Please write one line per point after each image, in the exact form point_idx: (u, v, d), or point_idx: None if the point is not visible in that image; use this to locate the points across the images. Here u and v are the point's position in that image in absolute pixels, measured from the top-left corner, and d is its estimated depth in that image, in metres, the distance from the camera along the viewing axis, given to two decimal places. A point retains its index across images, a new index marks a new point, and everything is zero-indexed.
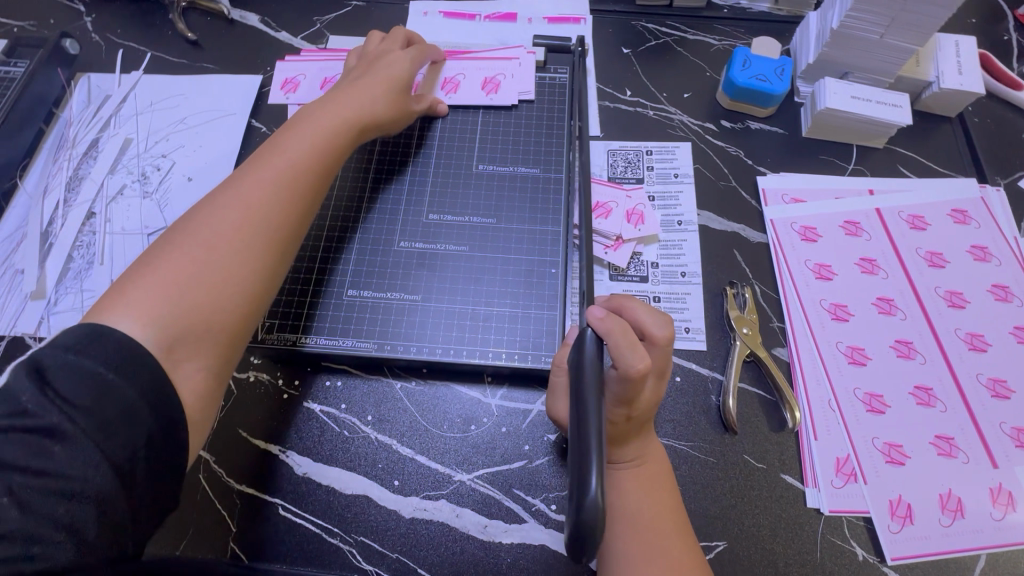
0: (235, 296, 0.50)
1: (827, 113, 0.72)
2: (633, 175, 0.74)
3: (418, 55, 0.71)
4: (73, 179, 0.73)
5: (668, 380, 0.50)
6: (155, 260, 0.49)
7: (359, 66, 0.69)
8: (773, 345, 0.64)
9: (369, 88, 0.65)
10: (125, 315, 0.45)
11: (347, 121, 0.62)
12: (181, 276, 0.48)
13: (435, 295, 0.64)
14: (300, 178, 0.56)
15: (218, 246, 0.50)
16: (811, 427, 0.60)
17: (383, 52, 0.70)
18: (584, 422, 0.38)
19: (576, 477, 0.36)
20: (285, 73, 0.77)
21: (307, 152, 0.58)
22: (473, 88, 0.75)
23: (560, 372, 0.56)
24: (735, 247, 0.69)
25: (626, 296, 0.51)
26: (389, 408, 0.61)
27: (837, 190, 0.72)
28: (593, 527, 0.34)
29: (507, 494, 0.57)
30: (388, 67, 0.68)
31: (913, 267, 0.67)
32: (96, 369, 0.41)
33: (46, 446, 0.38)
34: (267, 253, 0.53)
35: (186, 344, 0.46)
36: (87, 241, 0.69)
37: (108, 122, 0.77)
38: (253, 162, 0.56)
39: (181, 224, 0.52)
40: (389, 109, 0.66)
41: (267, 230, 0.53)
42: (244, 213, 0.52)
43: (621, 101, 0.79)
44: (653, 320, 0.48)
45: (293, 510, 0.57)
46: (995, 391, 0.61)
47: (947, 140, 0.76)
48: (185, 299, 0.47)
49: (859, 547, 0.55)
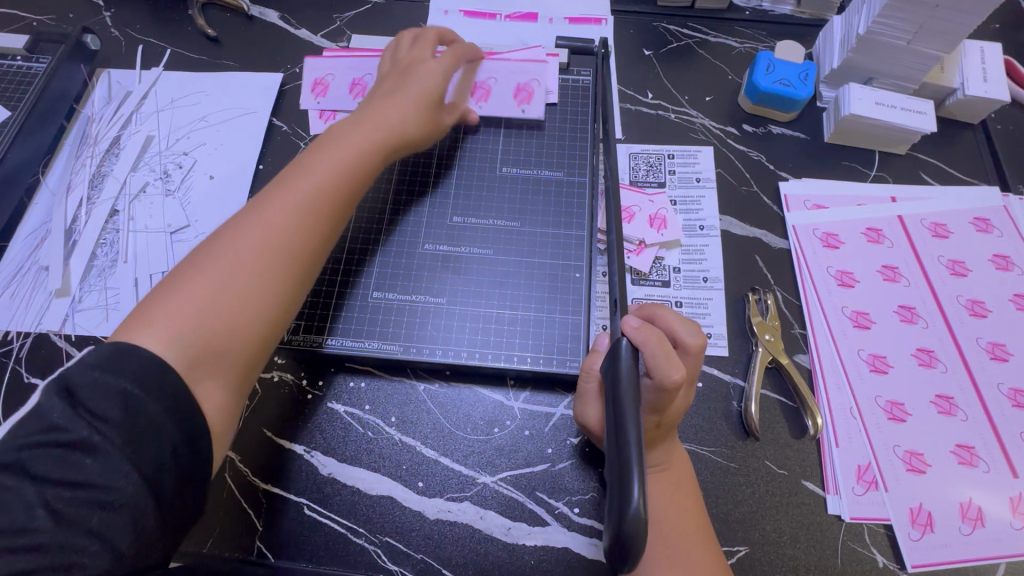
0: (255, 318, 0.49)
1: (850, 119, 0.72)
2: (655, 178, 0.73)
3: (453, 63, 0.65)
4: (95, 175, 0.73)
5: (696, 388, 0.51)
6: (179, 277, 0.48)
7: (392, 76, 0.64)
8: (794, 352, 0.64)
9: (402, 102, 0.61)
10: (150, 331, 0.45)
11: (377, 138, 0.58)
12: (202, 296, 0.47)
13: (459, 298, 0.64)
14: (326, 198, 0.53)
15: (240, 267, 0.49)
16: (833, 434, 0.60)
17: (418, 61, 0.64)
18: (621, 432, 0.38)
19: (617, 488, 0.36)
20: (313, 73, 0.76)
21: (335, 171, 0.55)
22: (505, 98, 0.73)
23: (590, 378, 0.57)
24: (757, 253, 0.69)
25: (657, 305, 0.52)
26: (412, 409, 0.62)
27: (859, 197, 0.72)
28: (635, 537, 0.34)
29: (531, 497, 0.58)
30: (422, 80, 0.63)
31: (935, 275, 0.67)
32: (121, 385, 0.41)
33: (79, 456, 0.39)
34: (289, 276, 0.51)
35: (207, 364, 0.46)
36: (110, 239, 0.69)
37: (129, 119, 0.77)
38: (285, 173, 0.55)
39: (207, 241, 0.51)
40: (421, 125, 0.62)
41: (290, 251, 0.51)
42: (267, 233, 0.50)
43: (643, 104, 0.79)
44: (685, 329, 0.49)
45: (318, 510, 0.58)
46: (1016, 401, 0.61)
47: (970, 148, 0.76)
48: (208, 317, 0.46)
49: (879, 554, 0.56)
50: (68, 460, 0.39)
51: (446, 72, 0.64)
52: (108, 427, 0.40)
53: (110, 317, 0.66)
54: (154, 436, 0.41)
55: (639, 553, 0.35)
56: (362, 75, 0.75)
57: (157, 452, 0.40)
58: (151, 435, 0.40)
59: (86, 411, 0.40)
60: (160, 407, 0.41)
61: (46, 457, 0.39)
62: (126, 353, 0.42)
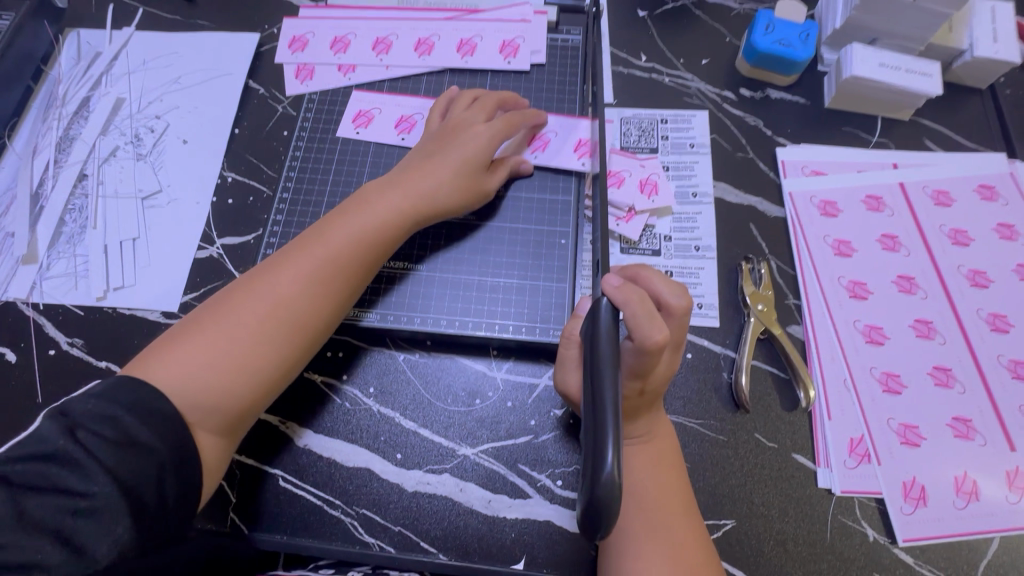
0: (256, 376, 0.49)
1: (852, 82, 0.69)
2: (646, 144, 0.71)
3: (502, 129, 0.61)
4: (63, 139, 0.70)
5: (682, 352, 0.49)
6: (199, 321, 0.49)
7: (435, 140, 0.61)
8: (788, 323, 0.62)
9: (438, 169, 0.58)
10: (160, 371, 0.46)
11: (406, 207, 0.57)
12: (213, 345, 0.48)
13: (443, 265, 0.62)
14: (346, 267, 0.53)
15: (252, 324, 0.49)
16: (825, 406, 0.58)
17: (465, 125, 0.61)
18: (598, 397, 0.36)
19: (591, 452, 0.34)
20: (357, 103, 0.69)
21: (359, 237, 0.54)
22: (565, 148, 0.65)
23: (570, 344, 0.54)
24: (752, 221, 0.67)
25: (642, 266, 0.49)
26: (391, 379, 0.60)
27: (859, 163, 0.70)
28: (608, 502, 0.33)
29: (512, 469, 0.56)
30: (465, 146, 0.59)
31: (936, 245, 0.65)
32: (115, 413, 0.42)
33: (47, 466, 0.39)
34: (297, 340, 0.51)
35: (204, 412, 0.46)
36: (79, 205, 0.67)
37: (99, 81, 0.73)
38: (316, 229, 0.55)
39: (233, 287, 0.52)
40: (454, 195, 0.59)
41: (303, 314, 0.51)
42: (288, 292, 0.51)
43: (636, 66, 0.75)
44: (670, 291, 0.47)
45: (294, 481, 0.56)
46: (1016, 372, 0.59)
47: (976, 112, 0.73)
48: (213, 366, 0.47)
49: (870, 528, 0.54)
50: (46, 472, 0.39)
51: (491, 140, 0.60)
52: (92, 436, 0.40)
53: (79, 285, 0.63)
54: (140, 449, 0.41)
55: (614, 519, 0.33)
56: (410, 112, 0.68)
57: (140, 463, 0.40)
58: (137, 452, 0.41)
59: (75, 424, 0.40)
60: (153, 434, 0.42)
61: (27, 466, 0.39)
62: (133, 386, 0.44)
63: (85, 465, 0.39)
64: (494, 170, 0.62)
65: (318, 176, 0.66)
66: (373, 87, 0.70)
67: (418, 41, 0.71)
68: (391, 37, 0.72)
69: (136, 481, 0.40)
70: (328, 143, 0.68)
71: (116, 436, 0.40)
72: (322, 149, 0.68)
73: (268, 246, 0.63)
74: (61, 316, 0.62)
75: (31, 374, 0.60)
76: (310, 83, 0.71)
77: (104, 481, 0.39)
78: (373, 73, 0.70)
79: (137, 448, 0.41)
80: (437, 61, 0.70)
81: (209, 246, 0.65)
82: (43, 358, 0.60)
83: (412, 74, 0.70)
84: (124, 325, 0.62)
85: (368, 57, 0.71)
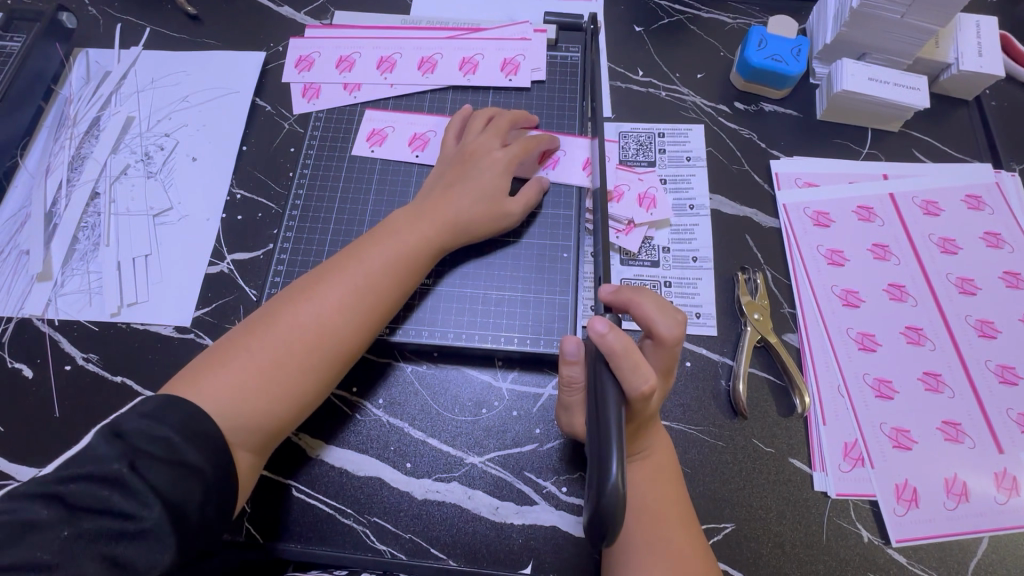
0: (293, 398, 0.51)
1: (843, 96, 0.71)
2: (644, 158, 0.73)
3: (518, 155, 0.63)
4: (74, 158, 0.71)
5: (672, 376, 0.49)
6: (239, 342, 0.52)
7: (454, 165, 0.63)
8: (783, 331, 0.64)
9: (461, 196, 0.60)
10: (205, 390, 0.48)
11: (435, 232, 0.59)
12: (253, 368, 0.50)
13: (448, 277, 0.64)
14: (380, 291, 0.55)
15: (291, 348, 0.51)
16: (820, 412, 0.60)
17: (484, 151, 0.63)
18: (601, 414, 0.38)
19: (596, 466, 0.36)
20: (370, 122, 0.71)
21: (392, 264, 0.56)
22: (572, 167, 0.68)
23: (574, 392, 0.52)
24: (747, 232, 0.69)
25: (634, 292, 0.48)
26: (399, 391, 0.61)
27: (850, 174, 0.72)
28: (613, 512, 0.34)
29: (519, 476, 0.58)
30: (486, 174, 0.62)
31: (925, 253, 0.67)
32: (158, 432, 0.44)
33: (95, 485, 0.41)
34: (332, 364, 0.53)
35: (244, 431, 0.49)
36: (91, 223, 0.68)
37: (109, 100, 0.75)
38: (354, 251, 0.57)
39: (271, 309, 0.54)
40: (478, 220, 0.61)
41: (339, 340, 0.53)
42: (329, 315, 0.53)
43: (633, 81, 0.77)
44: (665, 318, 0.47)
45: (306, 491, 0.58)
46: (1003, 377, 0.61)
47: (963, 124, 0.75)
48: (255, 387, 0.49)
49: (864, 530, 0.56)
50: (99, 493, 0.41)
51: (508, 166, 0.63)
52: (142, 459, 0.42)
53: (93, 301, 0.65)
54: (187, 471, 0.43)
55: (617, 529, 0.35)
56: (423, 130, 0.70)
57: (186, 486, 0.43)
58: (184, 476, 0.43)
59: (129, 445, 0.42)
60: (199, 455, 0.44)
61: (82, 486, 0.41)
62: (179, 404, 0.46)
63: (135, 488, 0.41)
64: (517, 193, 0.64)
65: (327, 193, 0.68)
66: (378, 105, 0.72)
67: (421, 59, 0.73)
68: (395, 55, 0.74)
69: (181, 499, 0.42)
70: (335, 160, 0.69)
71: (166, 457, 0.43)
72: (329, 165, 0.69)
73: (278, 262, 0.65)
74: (76, 332, 0.64)
75: (48, 389, 0.61)
76: (317, 102, 0.73)
77: (152, 504, 0.41)
78: (377, 92, 0.72)
79: (183, 470, 0.43)
80: (440, 79, 0.72)
81: (219, 262, 0.67)
82: (60, 373, 0.62)
83: (416, 92, 0.72)
84: (138, 340, 0.63)
85: (373, 76, 0.73)
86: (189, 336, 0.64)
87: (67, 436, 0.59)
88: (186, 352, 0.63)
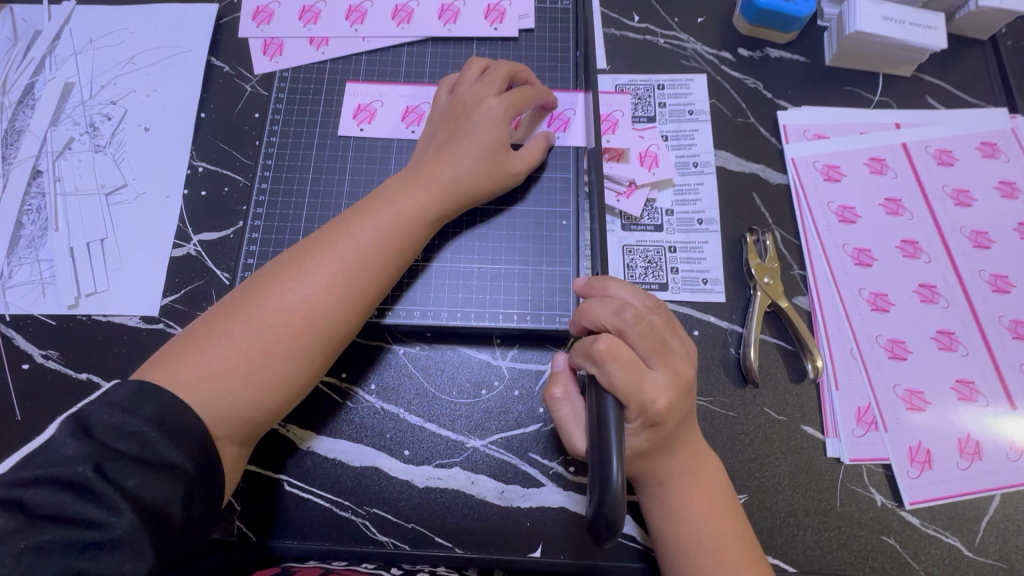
0: (282, 387, 0.47)
1: (855, 38, 0.66)
2: (644, 113, 0.67)
3: (515, 104, 0.57)
4: (9, 132, 0.64)
5: (688, 383, 0.45)
6: (219, 326, 0.46)
7: (445, 122, 0.57)
8: (794, 294, 0.61)
9: (458, 156, 0.55)
10: (182, 378, 0.44)
11: (434, 199, 0.54)
12: (237, 354, 0.45)
13: (443, 252, 0.59)
14: (374, 269, 0.50)
15: (278, 332, 0.46)
16: (832, 377, 0.58)
17: (477, 102, 0.56)
18: (602, 405, 0.41)
19: (598, 469, 0.37)
20: (355, 98, 0.63)
21: (386, 238, 0.51)
22: (583, 128, 0.62)
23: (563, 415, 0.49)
24: (754, 190, 0.65)
25: (614, 288, 0.49)
26: (392, 375, 0.58)
27: (861, 125, 0.68)
28: (615, 515, 0.35)
29: (523, 458, 0.55)
30: (481, 127, 0.55)
31: (939, 206, 0.64)
32: (136, 429, 0.39)
33: (57, 493, 0.37)
34: (325, 351, 0.49)
35: (228, 424, 0.44)
36: (36, 205, 0.61)
37: (43, 64, 0.67)
38: (340, 223, 0.52)
39: (253, 287, 0.48)
40: (475, 180, 0.55)
41: (332, 324, 0.48)
42: (317, 295, 0.48)
43: (629, 28, 0.71)
44: (635, 301, 0.48)
45: (300, 485, 0.54)
46: (1016, 332, 0.59)
47: (977, 65, 0.71)
48: (239, 375, 0.45)
49: (878, 494, 0.55)
50: (63, 500, 0.37)
51: (506, 118, 0.56)
52: (112, 461, 0.38)
53: (46, 292, 0.59)
54: (164, 470, 0.39)
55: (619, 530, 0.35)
56: (416, 103, 0.63)
57: (164, 486, 0.39)
58: (161, 476, 0.39)
59: (99, 444, 0.38)
60: (179, 453, 0.40)
61: (44, 491, 0.37)
62: (155, 392, 0.41)
63: (104, 494, 0.37)
64: (519, 150, 0.58)
65: (298, 163, 0.61)
66: (350, 61, 0.65)
67: (395, 8, 0.66)
68: (365, 4, 0.66)
69: (159, 502, 0.38)
70: (305, 125, 0.63)
71: (139, 457, 0.38)
72: (300, 131, 0.62)
73: (250, 241, 0.59)
74: (31, 327, 0.58)
75: (5, 390, 0.56)
76: (280, 60, 0.65)
77: (123, 508, 0.37)
78: (348, 46, 0.65)
79: (160, 470, 0.39)
80: (418, 30, 0.65)
81: (185, 244, 0.61)
82: (17, 373, 0.56)
83: (391, 45, 0.65)
84: (101, 333, 0.58)
85: (342, 28, 0.65)
86: (158, 326, 0.58)
87: (32, 438, 0.55)
88: (155, 343, 0.58)
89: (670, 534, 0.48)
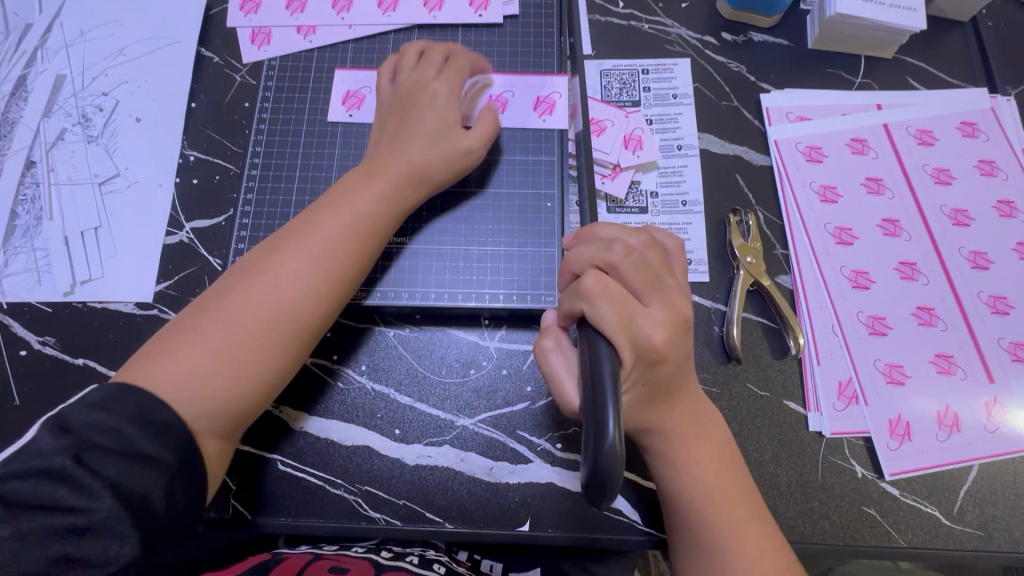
0: (258, 380, 0.48)
1: (835, 20, 0.67)
2: (628, 97, 0.68)
3: (456, 82, 0.58)
4: (2, 123, 0.64)
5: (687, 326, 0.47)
6: (189, 326, 0.47)
7: (395, 110, 0.58)
8: (776, 273, 0.62)
9: (412, 141, 0.55)
10: (158, 378, 0.44)
11: (390, 187, 0.54)
12: (209, 352, 0.46)
13: (420, 234, 0.60)
14: (340, 261, 0.51)
15: (248, 328, 0.47)
16: (814, 352, 0.59)
17: (421, 86, 0.57)
18: (596, 350, 0.39)
19: (592, 423, 0.35)
20: (344, 84, 0.64)
21: (348, 231, 0.52)
22: (560, 113, 0.63)
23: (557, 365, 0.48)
24: (737, 171, 0.66)
25: (600, 227, 0.50)
26: (383, 356, 0.59)
27: (843, 106, 0.68)
28: (612, 468, 0.34)
29: (511, 436, 0.56)
30: (429, 112, 0.56)
31: (920, 185, 0.65)
32: (116, 424, 0.41)
33: (38, 483, 0.38)
34: (297, 343, 0.50)
35: (207, 419, 0.45)
36: (31, 194, 0.62)
37: (34, 56, 0.67)
38: (304, 219, 0.52)
39: (224, 284, 0.50)
40: (433, 163, 0.55)
41: (302, 316, 0.49)
42: (286, 291, 0.49)
43: (613, 14, 0.72)
44: (629, 238, 0.49)
45: (293, 465, 0.56)
46: (994, 308, 0.60)
47: (958, 47, 0.72)
48: (214, 372, 0.46)
49: (858, 465, 0.56)
50: (44, 490, 0.38)
51: (450, 97, 0.57)
52: (89, 452, 0.39)
53: (43, 280, 0.60)
54: (143, 461, 0.40)
55: (616, 486, 0.34)
56: None
57: (143, 476, 0.40)
58: (141, 465, 0.40)
59: (75, 437, 0.39)
60: (157, 445, 0.41)
61: (25, 483, 0.38)
62: (131, 391, 0.43)
63: (85, 482, 0.38)
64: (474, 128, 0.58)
65: (287, 150, 0.62)
66: (337, 49, 0.66)
67: None
68: None
69: (139, 491, 0.39)
70: (294, 113, 0.64)
71: (118, 448, 0.40)
72: (288, 118, 0.63)
73: (240, 227, 0.60)
74: (29, 314, 0.59)
75: (4, 375, 0.57)
76: (269, 49, 0.66)
77: (102, 494, 0.38)
78: (335, 34, 0.66)
79: (138, 459, 0.40)
80: (404, 18, 0.66)
81: (178, 231, 0.62)
82: (15, 359, 0.57)
83: (378, 33, 0.66)
84: (96, 319, 0.59)
85: (329, 17, 0.66)
86: (153, 312, 0.59)
87: (31, 423, 0.56)
88: (150, 328, 0.59)
89: (673, 503, 0.49)
